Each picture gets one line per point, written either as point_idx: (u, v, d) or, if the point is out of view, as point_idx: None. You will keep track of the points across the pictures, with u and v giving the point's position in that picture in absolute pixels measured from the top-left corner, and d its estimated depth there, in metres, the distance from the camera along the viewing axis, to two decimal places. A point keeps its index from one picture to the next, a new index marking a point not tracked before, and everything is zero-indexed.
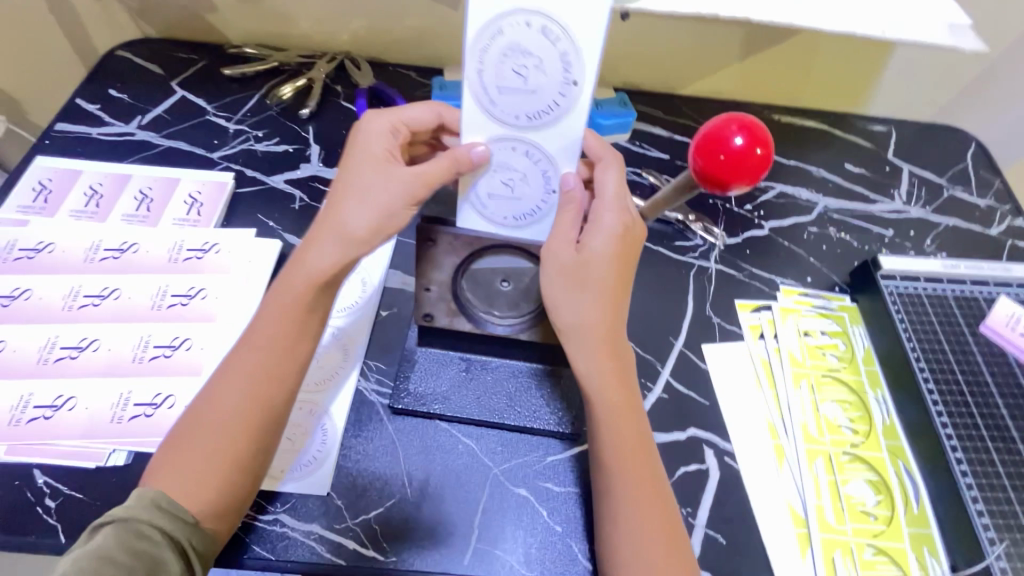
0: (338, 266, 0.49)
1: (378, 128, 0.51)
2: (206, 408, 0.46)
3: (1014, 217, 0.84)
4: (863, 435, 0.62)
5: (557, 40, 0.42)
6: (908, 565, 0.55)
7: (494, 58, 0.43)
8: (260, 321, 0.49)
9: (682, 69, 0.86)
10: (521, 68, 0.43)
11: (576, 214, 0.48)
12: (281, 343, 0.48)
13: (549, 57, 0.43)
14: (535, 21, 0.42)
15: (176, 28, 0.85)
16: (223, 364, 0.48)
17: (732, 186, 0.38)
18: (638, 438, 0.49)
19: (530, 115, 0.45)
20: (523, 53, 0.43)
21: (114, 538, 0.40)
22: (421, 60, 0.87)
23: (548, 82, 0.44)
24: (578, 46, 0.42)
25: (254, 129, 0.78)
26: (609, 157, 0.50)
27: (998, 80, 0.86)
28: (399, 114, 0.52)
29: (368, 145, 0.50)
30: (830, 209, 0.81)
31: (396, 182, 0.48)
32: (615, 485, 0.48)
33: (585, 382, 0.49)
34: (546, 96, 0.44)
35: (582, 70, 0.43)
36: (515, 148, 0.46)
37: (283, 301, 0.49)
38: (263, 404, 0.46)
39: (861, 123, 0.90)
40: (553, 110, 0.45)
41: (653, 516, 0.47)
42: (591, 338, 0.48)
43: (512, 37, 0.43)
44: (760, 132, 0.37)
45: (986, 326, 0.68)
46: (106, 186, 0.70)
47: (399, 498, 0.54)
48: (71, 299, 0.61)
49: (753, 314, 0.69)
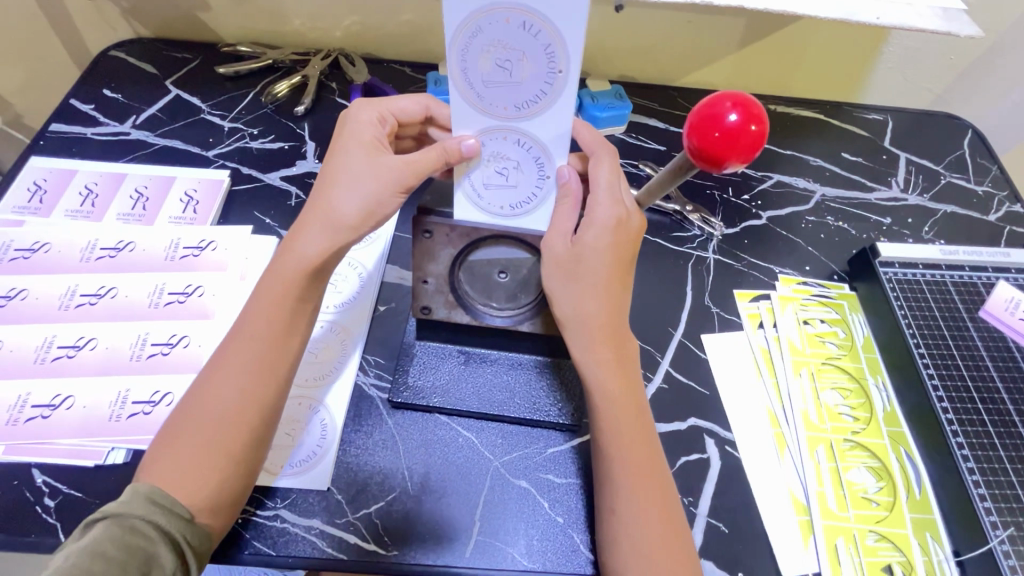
0: (328, 253, 0.49)
1: (367, 117, 0.52)
2: (199, 401, 0.46)
3: (1012, 203, 0.83)
4: (864, 421, 0.62)
5: (539, 32, 0.40)
6: (911, 551, 0.55)
7: (478, 55, 0.42)
8: (251, 312, 0.49)
9: (677, 60, 0.86)
10: (505, 62, 0.42)
11: (574, 204, 0.48)
12: (273, 335, 0.48)
13: (532, 49, 0.41)
14: (515, 14, 0.40)
15: (169, 28, 0.85)
16: (215, 358, 0.48)
17: (728, 164, 0.36)
18: (640, 428, 0.49)
19: (519, 106, 0.44)
20: (507, 46, 0.41)
21: (108, 533, 0.40)
22: (415, 55, 0.87)
23: (533, 73, 0.42)
24: (561, 34, 0.40)
25: (249, 127, 0.78)
26: (603, 150, 0.51)
27: (994, 66, 0.86)
28: (388, 105, 0.54)
29: (357, 133, 0.51)
30: (828, 198, 0.81)
31: (386, 170, 0.49)
32: (616, 475, 0.47)
33: (585, 372, 0.49)
34: (532, 88, 0.43)
35: (567, 58, 0.41)
36: (506, 138, 0.46)
37: (273, 291, 0.49)
38: (257, 396, 0.46)
39: (858, 112, 0.90)
40: (541, 100, 0.43)
41: (652, 506, 0.47)
42: (590, 328, 0.48)
43: (494, 32, 0.41)
44: (755, 108, 0.36)
45: (986, 311, 0.68)
46: (102, 186, 0.70)
47: (400, 492, 0.54)
48: (67, 298, 0.61)
49: (752, 303, 0.69)
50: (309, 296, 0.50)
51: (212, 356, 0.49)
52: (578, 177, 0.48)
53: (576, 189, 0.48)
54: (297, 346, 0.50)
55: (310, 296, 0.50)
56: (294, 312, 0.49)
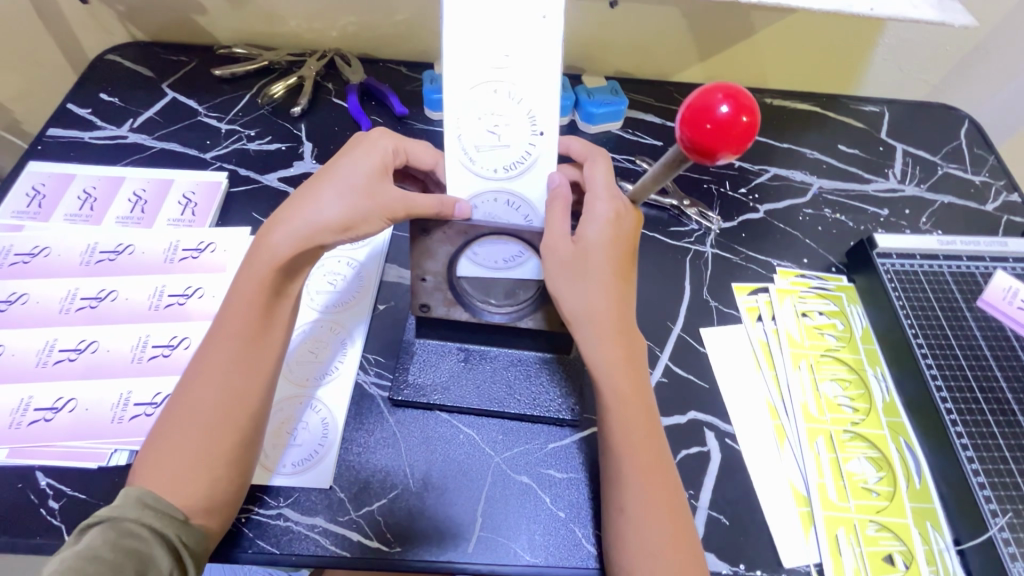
0: (299, 249, 0.50)
1: (384, 145, 0.53)
2: (184, 401, 0.46)
3: (1009, 193, 0.84)
4: (863, 412, 0.62)
5: (522, 99, 0.48)
6: (911, 540, 0.55)
7: (470, 122, 0.48)
8: (227, 307, 0.49)
9: (672, 55, 0.86)
10: (494, 128, 0.48)
11: (564, 205, 0.49)
12: (251, 331, 0.48)
13: (516, 116, 0.48)
14: (501, 89, 0.47)
15: (166, 31, 0.85)
16: (196, 360, 0.48)
17: (720, 156, 0.36)
18: (647, 427, 0.49)
19: (507, 166, 0.49)
20: (495, 115, 0.48)
21: (103, 538, 0.41)
22: (411, 55, 0.87)
23: (518, 136, 0.49)
24: (539, 104, 0.48)
25: (246, 128, 0.78)
26: (597, 155, 0.53)
27: (990, 55, 0.86)
28: (409, 142, 0.54)
29: (365, 152, 0.52)
30: (825, 190, 0.81)
31: (377, 197, 0.50)
32: (625, 473, 0.48)
33: (596, 371, 0.49)
34: (518, 150, 0.49)
35: (546, 123, 0.48)
36: (496, 199, 0.50)
37: (248, 286, 0.49)
38: (241, 395, 0.47)
39: (854, 104, 0.90)
40: (526, 160, 0.49)
41: (660, 505, 0.47)
42: (597, 325, 0.48)
43: (484, 103, 0.48)
44: (746, 99, 0.36)
45: (983, 301, 0.68)
46: (100, 189, 0.70)
47: (403, 489, 0.54)
48: (68, 301, 0.61)
49: (750, 296, 0.70)
50: (283, 291, 0.51)
51: (191, 359, 0.49)
52: (567, 185, 0.50)
53: (567, 193, 0.49)
54: (278, 342, 0.50)
55: (284, 292, 0.51)
56: (266, 309, 0.49)
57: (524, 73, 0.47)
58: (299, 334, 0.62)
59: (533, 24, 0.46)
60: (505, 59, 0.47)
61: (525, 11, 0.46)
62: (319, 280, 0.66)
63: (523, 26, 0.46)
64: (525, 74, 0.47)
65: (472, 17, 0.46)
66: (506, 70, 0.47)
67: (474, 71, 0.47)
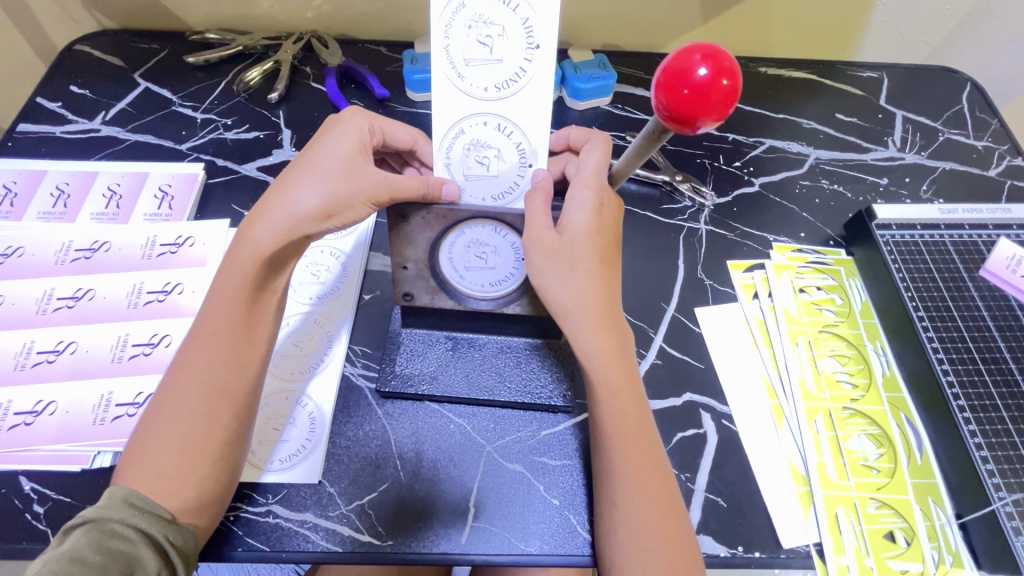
0: (282, 244, 0.47)
1: (357, 124, 0.51)
2: (167, 400, 0.45)
3: (1012, 156, 0.81)
4: (863, 388, 0.61)
5: (512, 133, 0.47)
6: (913, 517, 0.54)
7: (459, 152, 0.48)
8: (210, 305, 0.47)
9: (662, 25, 0.82)
10: (484, 158, 0.47)
11: (546, 198, 0.47)
12: (233, 328, 0.46)
13: (505, 147, 0.47)
14: (491, 120, 0.46)
15: (135, 18, 0.82)
16: (181, 355, 0.47)
17: (700, 123, 0.34)
18: (639, 421, 0.48)
19: (496, 196, 0.49)
20: (484, 146, 0.47)
21: (87, 539, 0.39)
22: (391, 34, 0.84)
23: (508, 167, 0.48)
24: (530, 136, 0.47)
25: (223, 117, 0.76)
26: (597, 136, 0.52)
27: (994, 15, 0.82)
28: (381, 120, 0.52)
29: (343, 133, 0.50)
30: (822, 161, 0.78)
31: (359, 177, 0.48)
32: (619, 468, 0.46)
33: (588, 366, 0.47)
34: (509, 178, 0.48)
35: (537, 154, 0.47)
36: (484, 225, 0.50)
37: (230, 282, 0.47)
38: (227, 394, 0.45)
39: (851, 71, 0.87)
40: (515, 189, 0.49)
41: (654, 496, 0.45)
42: (588, 316, 0.46)
43: (473, 134, 0.47)
44: (727, 61, 0.33)
45: (986, 270, 0.66)
46: (73, 186, 0.68)
47: (393, 481, 0.53)
48: (44, 302, 0.59)
49: (746, 273, 0.68)
50: (268, 286, 0.49)
51: (175, 355, 0.47)
52: (550, 178, 0.49)
53: (549, 186, 0.48)
54: (267, 337, 0.49)
55: (269, 286, 0.49)
56: (249, 305, 0.47)
57: (513, 106, 0.46)
58: (288, 329, 0.60)
59: (523, 55, 0.44)
60: (495, 91, 0.45)
61: (515, 43, 0.44)
62: (303, 272, 0.64)
63: (515, 57, 0.44)
64: (515, 105, 0.46)
65: (460, 48, 0.44)
66: (495, 102, 0.46)
67: (462, 102, 0.46)
